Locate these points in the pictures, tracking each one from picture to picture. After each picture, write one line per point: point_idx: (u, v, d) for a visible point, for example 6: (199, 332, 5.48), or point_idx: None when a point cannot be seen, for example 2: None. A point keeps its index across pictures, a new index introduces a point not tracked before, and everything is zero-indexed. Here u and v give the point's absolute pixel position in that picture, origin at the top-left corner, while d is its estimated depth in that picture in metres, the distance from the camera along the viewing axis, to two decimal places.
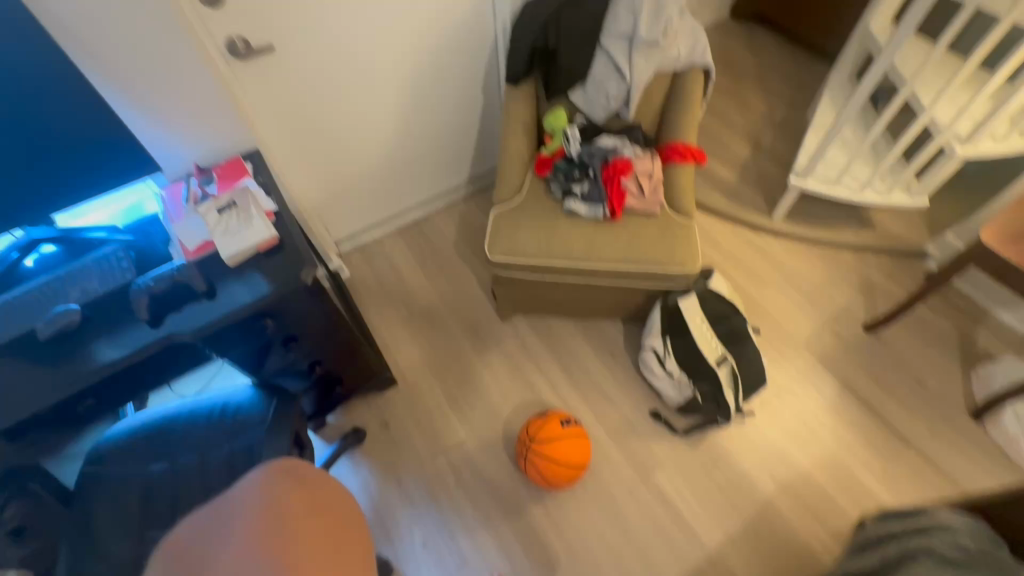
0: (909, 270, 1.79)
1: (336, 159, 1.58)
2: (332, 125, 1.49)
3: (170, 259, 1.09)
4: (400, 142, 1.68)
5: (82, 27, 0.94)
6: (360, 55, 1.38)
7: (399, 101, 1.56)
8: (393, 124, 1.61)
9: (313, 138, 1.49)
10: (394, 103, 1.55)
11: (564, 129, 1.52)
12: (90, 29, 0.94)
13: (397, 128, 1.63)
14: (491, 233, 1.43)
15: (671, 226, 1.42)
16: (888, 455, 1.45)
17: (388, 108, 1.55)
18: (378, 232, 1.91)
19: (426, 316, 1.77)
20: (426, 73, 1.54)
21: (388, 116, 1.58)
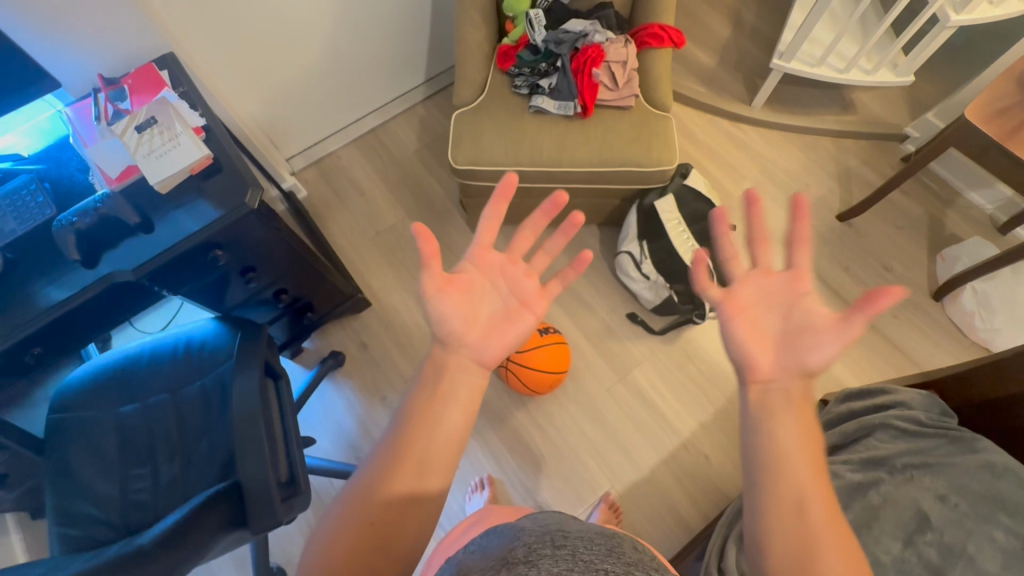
0: (885, 154, 1.75)
1: (269, 67, 1.44)
2: (260, 22, 1.32)
3: (93, 190, 0.97)
4: (339, 40, 1.52)
5: None
6: None
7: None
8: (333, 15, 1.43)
9: (240, 42, 1.34)
10: None
11: (527, 14, 1.35)
12: None
13: (338, 20, 1.46)
14: (454, 140, 1.31)
15: (647, 122, 1.32)
16: (851, 338, 1.51)
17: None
18: (332, 145, 1.82)
19: (394, 235, 1.70)
20: None
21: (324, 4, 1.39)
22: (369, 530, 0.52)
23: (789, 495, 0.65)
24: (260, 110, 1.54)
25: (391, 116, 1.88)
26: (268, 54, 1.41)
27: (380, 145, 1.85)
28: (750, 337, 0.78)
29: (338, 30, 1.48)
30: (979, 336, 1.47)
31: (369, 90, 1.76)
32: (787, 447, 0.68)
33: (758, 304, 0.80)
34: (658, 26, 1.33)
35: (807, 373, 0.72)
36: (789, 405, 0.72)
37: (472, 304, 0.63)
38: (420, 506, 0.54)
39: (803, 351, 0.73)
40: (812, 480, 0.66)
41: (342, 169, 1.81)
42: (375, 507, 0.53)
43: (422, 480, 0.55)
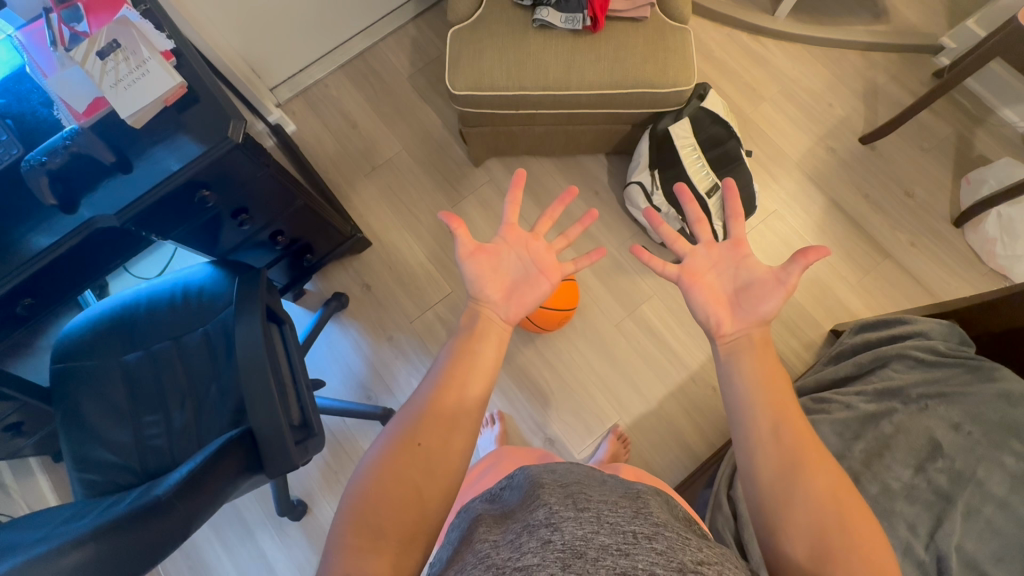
0: (917, 68, 1.62)
1: None
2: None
3: (60, 126, 0.89)
4: None
5: None
6: None
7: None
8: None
9: None
10: None
11: None
12: None
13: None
14: (451, 62, 1.20)
15: (663, 35, 1.20)
16: (866, 268, 1.48)
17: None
18: (319, 72, 1.68)
19: (390, 170, 1.61)
20: None
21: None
22: (414, 451, 0.53)
23: (763, 417, 0.54)
24: (237, 34, 1.40)
25: (380, 37, 1.72)
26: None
27: (369, 70, 1.70)
28: (710, 302, 0.64)
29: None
30: (998, 263, 1.42)
31: (354, 8, 1.60)
32: (754, 378, 0.57)
33: (715, 266, 0.65)
34: None
35: (768, 323, 0.61)
36: (752, 349, 0.59)
37: (497, 269, 0.68)
38: (462, 428, 0.55)
39: (754, 304, 0.61)
40: (779, 401, 0.55)
41: (331, 99, 1.68)
42: (422, 425, 0.54)
43: (462, 407, 0.57)
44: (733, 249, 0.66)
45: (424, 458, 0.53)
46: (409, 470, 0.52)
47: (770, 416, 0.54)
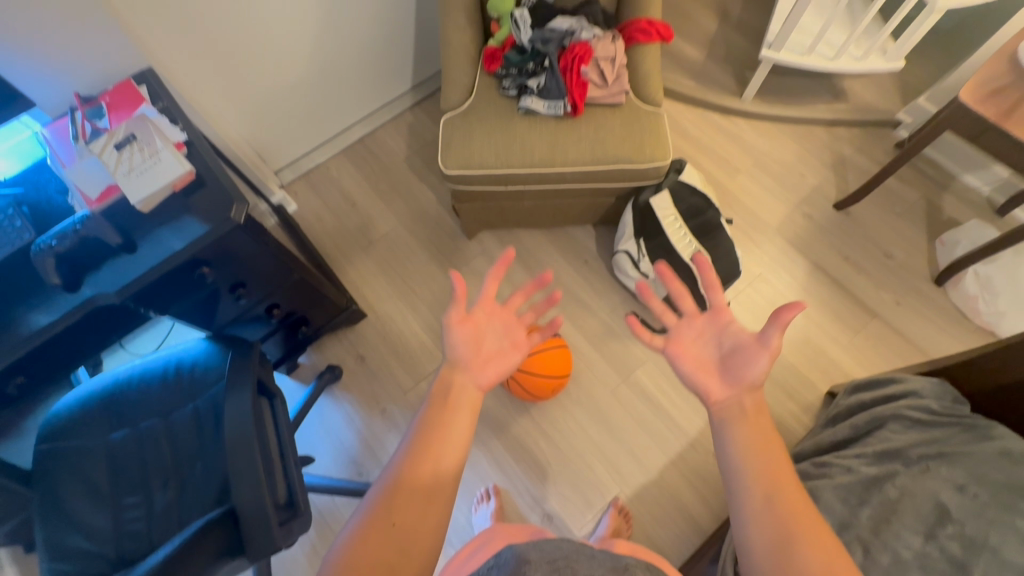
0: (879, 140, 1.74)
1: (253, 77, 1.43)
2: (247, 37, 1.32)
3: (72, 211, 0.94)
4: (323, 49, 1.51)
5: None
6: None
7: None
8: (318, 26, 1.43)
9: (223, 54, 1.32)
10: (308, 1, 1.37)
11: (512, 14, 1.30)
12: None
13: (323, 31, 1.45)
14: (444, 145, 1.29)
15: (639, 117, 1.30)
16: (855, 329, 1.49)
17: (308, 8, 1.37)
18: (321, 156, 1.80)
19: (387, 244, 1.67)
20: None
21: (308, 14, 1.38)
22: (391, 528, 0.52)
23: (757, 485, 0.53)
24: (244, 123, 1.52)
25: (379, 123, 1.86)
26: (254, 68, 1.40)
27: (368, 153, 1.82)
28: (699, 372, 0.65)
29: (323, 41, 1.48)
30: (984, 320, 1.44)
31: (355, 98, 1.74)
32: (746, 448, 0.56)
33: (699, 338, 0.67)
34: (646, 19, 1.30)
35: (759, 388, 0.61)
36: (743, 419, 0.59)
37: (480, 339, 0.70)
38: (440, 502, 0.55)
39: (742, 369, 0.61)
40: (771, 466, 0.55)
41: (332, 180, 1.78)
42: (396, 509, 0.53)
43: (441, 481, 0.56)
44: (716, 316, 0.68)
45: (400, 541, 0.52)
46: (386, 552, 0.51)
47: (763, 486, 0.53)
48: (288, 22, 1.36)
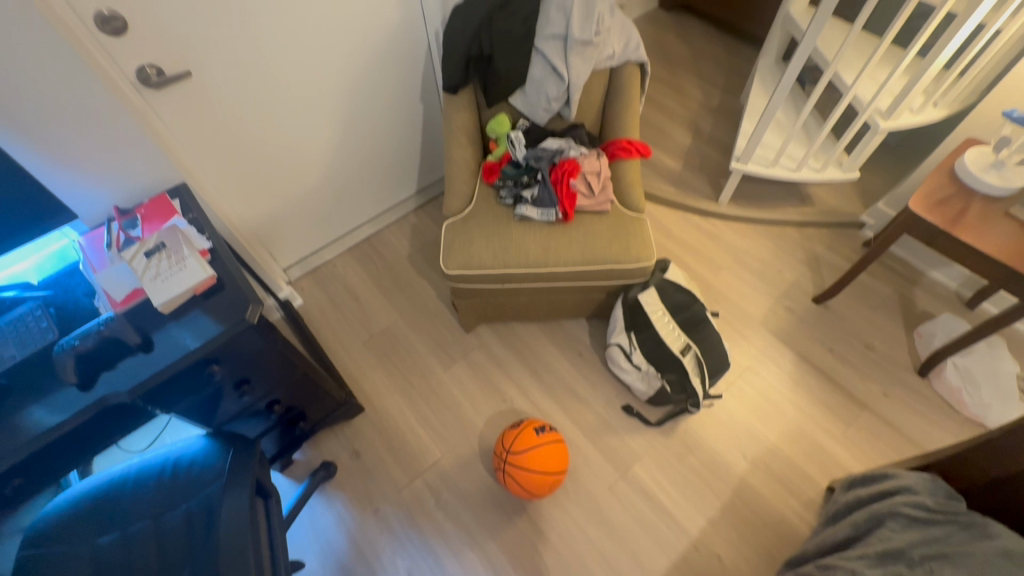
0: (848, 239, 1.88)
1: (271, 184, 1.58)
2: (269, 147, 1.49)
3: (96, 313, 1.01)
4: (337, 159, 1.69)
5: None
6: (287, 81, 1.39)
7: (335, 115, 1.57)
8: (332, 139, 1.62)
9: (247, 165, 1.48)
10: (326, 120, 1.56)
11: (508, 134, 1.47)
12: None
13: (337, 142, 1.64)
14: (445, 246, 1.40)
15: (624, 222, 1.43)
16: (847, 420, 1.52)
17: (324, 122, 1.56)
18: (328, 254, 1.92)
19: (387, 337, 1.73)
20: (357, 89, 1.56)
21: (324, 128, 1.58)
22: None
23: None
24: (259, 224, 1.64)
25: (384, 224, 2.00)
26: (273, 174, 1.56)
27: (374, 251, 1.94)
28: None
29: (336, 150, 1.66)
30: (971, 411, 1.48)
31: (363, 201, 1.89)
32: None
33: None
34: (627, 139, 1.47)
35: None
36: None
37: None
38: None
39: None
40: None
41: (337, 276, 1.88)
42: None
43: None
44: None
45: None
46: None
47: None
48: (306, 135, 1.55)
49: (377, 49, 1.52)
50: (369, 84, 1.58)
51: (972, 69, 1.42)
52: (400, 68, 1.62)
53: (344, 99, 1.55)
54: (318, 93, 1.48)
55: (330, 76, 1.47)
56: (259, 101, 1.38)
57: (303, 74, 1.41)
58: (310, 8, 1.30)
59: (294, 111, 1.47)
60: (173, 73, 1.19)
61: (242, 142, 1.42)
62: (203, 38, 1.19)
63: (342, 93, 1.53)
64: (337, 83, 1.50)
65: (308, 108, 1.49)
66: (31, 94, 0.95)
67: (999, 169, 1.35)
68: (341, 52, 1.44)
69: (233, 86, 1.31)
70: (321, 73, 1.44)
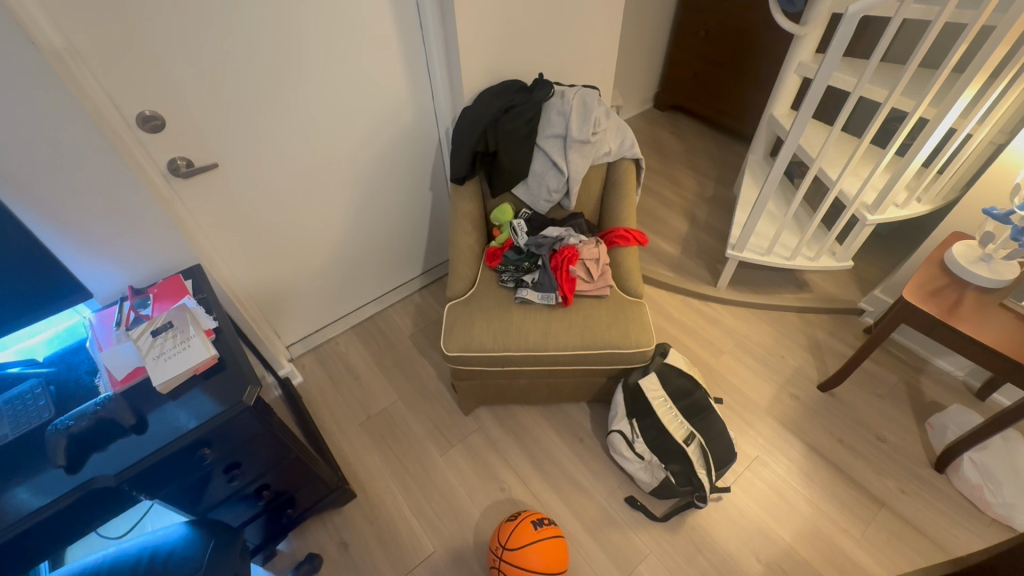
0: (848, 326, 1.89)
1: (281, 264, 1.64)
2: (284, 232, 1.57)
3: (94, 391, 1.01)
4: (347, 241, 1.77)
5: (23, 170, 0.97)
6: (305, 171, 1.50)
7: (347, 201, 1.67)
8: (343, 223, 1.71)
9: (260, 246, 1.55)
10: (339, 206, 1.65)
11: (511, 222, 1.55)
12: (32, 171, 0.97)
13: (348, 226, 1.73)
14: (447, 328, 1.43)
15: (624, 307, 1.45)
16: (865, 519, 1.43)
17: (338, 208, 1.66)
18: (332, 332, 1.94)
19: (385, 419, 1.70)
20: (369, 178, 1.66)
21: (337, 214, 1.67)
22: None
23: None
24: (267, 303, 1.69)
25: (389, 303, 2.05)
26: (284, 256, 1.63)
27: (377, 330, 1.97)
28: None
29: (347, 234, 1.74)
30: (996, 511, 1.39)
31: (370, 282, 1.95)
32: None
33: None
34: (625, 228, 1.52)
35: None
36: None
37: None
38: None
39: None
40: None
41: (340, 354, 1.89)
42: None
43: None
44: None
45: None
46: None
47: None
48: (319, 220, 1.64)
49: (391, 145, 1.65)
50: (382, 175, 1.69)
51: (949, 168, 1.50)
52: (412, 161, 1.74)
53: (358, 187, 1.66)
54: (334, 183, 1.59)
55: (346, 168, 1.59)
56: (278, 190, 1.48)
57: (321, 167, 1.52)
58: (332, 111, 1.44)
59: (311, 199, 1.57)
60: (201, 164, 1.28)
61: (258, 227, 1.50)
62: (232, 134, 1.30)
63: (356, 183, 1.64)
64: (352, 174, 1.61)
65: (324, 195, 1.59)
66: (66, 183, 1.02)
67: (988, 262, 1.38)
68: (358, 147, 1.57)
69: (255, 177, 1.41)
70: (338, 165, 1.56)
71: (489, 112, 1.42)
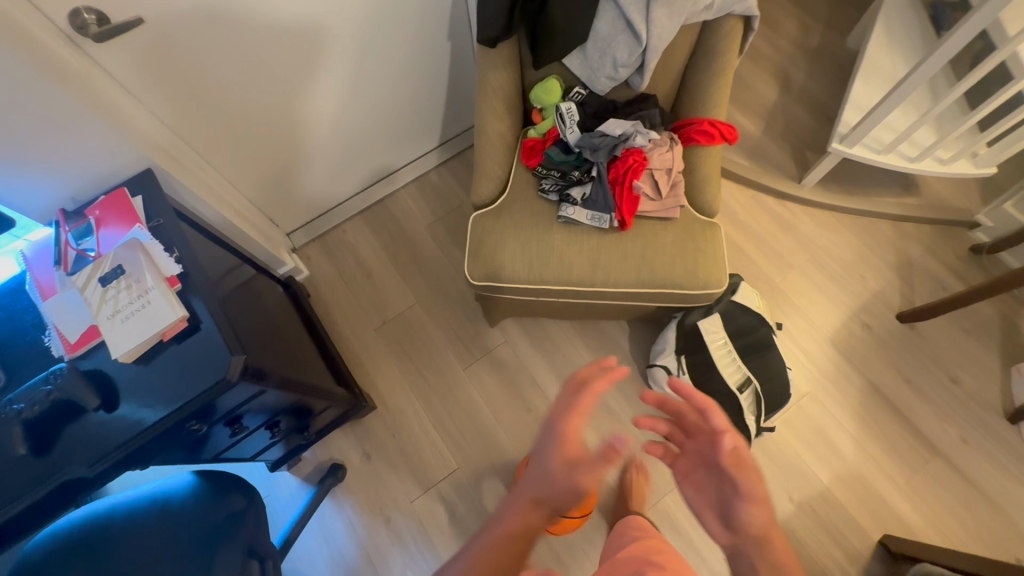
0: (951, 242, 1.56)
1: (263, 145, 1.31)
2: (259, 107, 1.21)
3: (47, 353, 0.83)
4: (343, 114, 1.39)
5: None
6: (274, 21, 1.07)
7: (338, 63, 1.25)
8: (336, 92, 1.32)
9: (231, 125, 1.21)
10: (328, 69, 1.25)
11: (557, 105, 1.15)
12: None
13: (343, 96, 1.34)
14: (472, 249, 1.17)
15: (694, 233, 1.15)
16: (914, 466, 1.34)
17: (327, 72, 1.25)
18: (337, 218, 1.68)
19: (401, 325, 1.55)
20: (364, 29, 1.22)
21: (327, 79, 1.27)
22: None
23: None
24: (251, 189, 1.41)
25: (402, 184, 1.72)
26: (265, 135, 1.29)
27: (387, 216, 1.69)
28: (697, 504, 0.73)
29: (343, 104, 1.36)
30: None
31: (375, 160, 1.61)
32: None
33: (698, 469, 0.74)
34: (709, 120, 1.15)
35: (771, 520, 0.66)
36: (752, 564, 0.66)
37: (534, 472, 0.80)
38: None
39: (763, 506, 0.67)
40: None
41: (347, 246, 1.66)
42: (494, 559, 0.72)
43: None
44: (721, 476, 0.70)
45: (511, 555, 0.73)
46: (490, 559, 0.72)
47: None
48: (304, 89, 1.25)
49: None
50: (382, 20, 1.23)
51: None
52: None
53: (350, 42, 1.22)
54: (316, 35, 1.15)
55: (332, 12, 1.13)
56: (239, 47, 1.07)
57: (296, 14, 1.08)
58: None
59: (287, 59, 1.16)
60: (121, 19, 0.89)
61: (222, 101, 1.14)
62: None
63: (348, 33, 1.20)
64: (342, 24, 1.17)
65: (306, 57, 1.18)
66: None
67: None
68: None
69: (204, 31, 1.00)
70: (320, 12, 1.12)
71: None
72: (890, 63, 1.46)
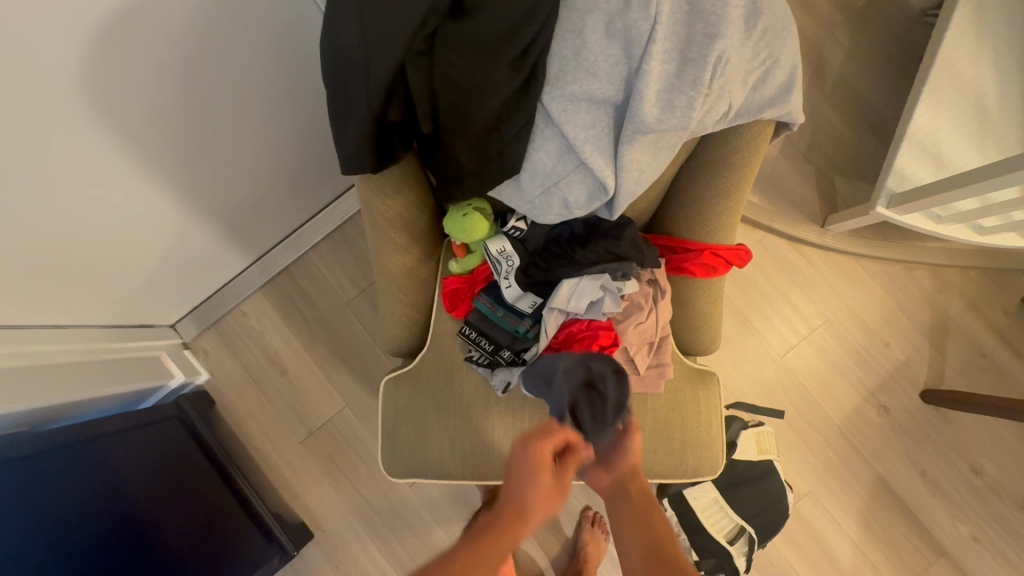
0: (1000, 292, 1.26)
1: (96, 276, 0.93)
2: (67, 254, 0.82)
3: None
4: (206, 205, 0.98)
5: None
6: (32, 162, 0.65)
7: (170, 164, 0.83)
8: (183, 190, 0.90)
9: (33, 282, 0.82)
10: (157, 174, 0.82)
11: (483, 242, 0.77)
12: None
13: (196, 190, 0.92)
14: (385, 437, 0.86)
15: (682, 404, 0.85)
16: (916, 570, 1.21)
17: (158, 178, 0.83)
18: (234, 299, 1.32)
19: (332, 434, 1.31)
20: (193, 113, 0.78)
21: (164, 185, 0.86)
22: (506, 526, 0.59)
23: None
24: (93, 312, 1.03)
25: (309, 245, 1.33)
26: (93, 265, 0.89)
27: (298, 291, 1.34)
28: None
29: (199, 195, 0.94)
30: None
31: (265, 228, 1.21)
32: None
33: None
34: (709, 248, 0.76)
35: None
36: None
37: None
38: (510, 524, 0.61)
39: None
40: None
41: (252, 333, 1.33)
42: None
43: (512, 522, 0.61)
44: None
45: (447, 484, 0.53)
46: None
47: None
48: (130, 208, 0.84)
49: (198, 21, 0.68)
50: (212, 89, 0.77)
51: None
52: (260, 40, 0.77)
53: (178, 136, 0.79)
54: (120, 142, 0.73)
55: (125, 105, 0.69)
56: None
57: (66, 137, 0.66)
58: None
59: (84, 184, 0.73)
60: None
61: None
62: None
63: (171, 122, 0.76)
64: (154, 120, 0.74)
65: (115, 176, 0.76)
66: None
67: None
68: (124, 52, 0.64)
69: None
70: (108, 119, 0.69)
71: (402, 17, 0.50)
72: (972, 71, 1.01)
